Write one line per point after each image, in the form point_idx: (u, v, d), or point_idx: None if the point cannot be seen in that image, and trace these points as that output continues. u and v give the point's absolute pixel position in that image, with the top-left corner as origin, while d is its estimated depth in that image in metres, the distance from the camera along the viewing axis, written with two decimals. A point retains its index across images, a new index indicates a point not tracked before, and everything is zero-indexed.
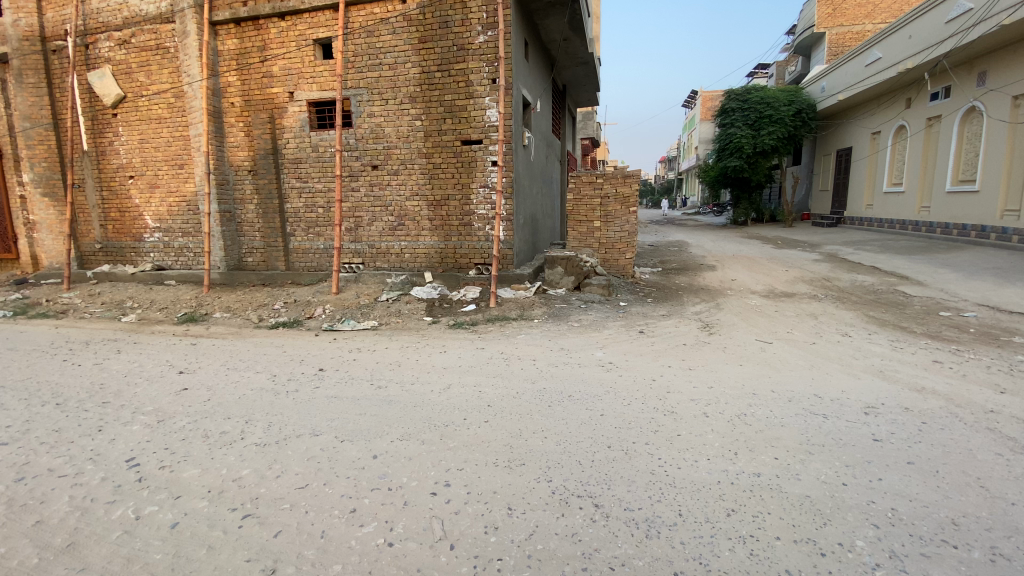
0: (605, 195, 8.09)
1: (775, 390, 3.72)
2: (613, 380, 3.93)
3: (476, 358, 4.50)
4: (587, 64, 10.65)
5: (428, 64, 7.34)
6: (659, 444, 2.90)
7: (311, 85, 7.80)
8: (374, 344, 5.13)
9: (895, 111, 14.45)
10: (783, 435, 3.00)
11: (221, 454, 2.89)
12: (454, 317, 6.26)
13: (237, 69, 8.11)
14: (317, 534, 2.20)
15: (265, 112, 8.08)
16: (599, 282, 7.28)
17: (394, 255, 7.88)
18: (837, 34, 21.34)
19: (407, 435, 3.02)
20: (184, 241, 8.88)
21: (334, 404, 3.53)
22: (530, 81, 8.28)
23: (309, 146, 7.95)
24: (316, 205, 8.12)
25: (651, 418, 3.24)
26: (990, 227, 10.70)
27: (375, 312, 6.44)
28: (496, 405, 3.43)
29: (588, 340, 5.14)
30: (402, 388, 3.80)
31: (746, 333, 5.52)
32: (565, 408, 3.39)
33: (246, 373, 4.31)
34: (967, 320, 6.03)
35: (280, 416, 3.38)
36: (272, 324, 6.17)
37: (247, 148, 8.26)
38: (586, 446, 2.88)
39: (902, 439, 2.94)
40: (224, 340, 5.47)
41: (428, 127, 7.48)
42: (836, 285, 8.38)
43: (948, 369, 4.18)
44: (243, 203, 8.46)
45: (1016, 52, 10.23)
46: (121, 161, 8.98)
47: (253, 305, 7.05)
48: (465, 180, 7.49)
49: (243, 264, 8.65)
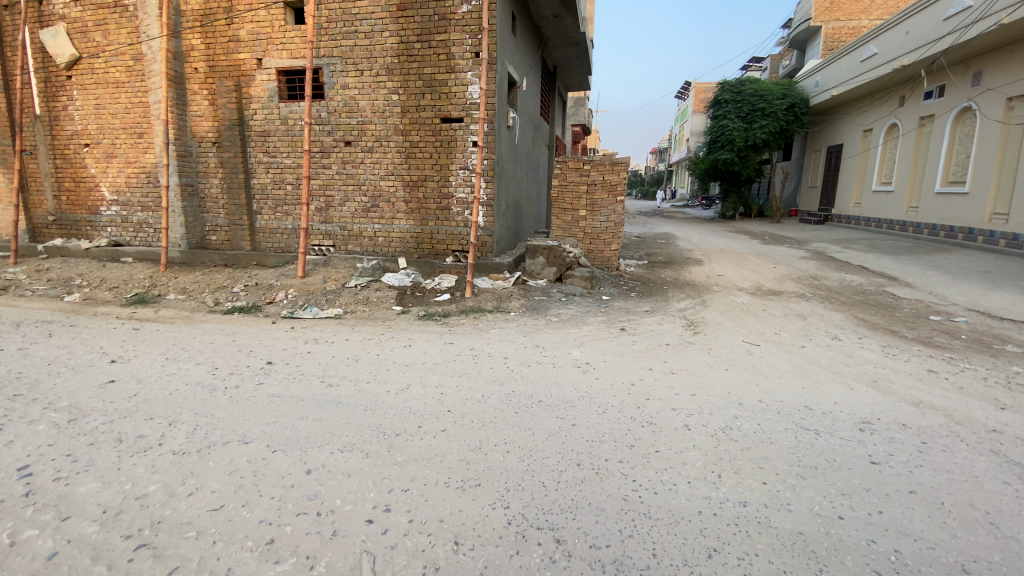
0: (592, 182, 7.72)
1: (763, 399, 3.42)
2: (588, 384, 3.59)
3: (442, 355, 4.12)
4: (579, 45, 10.20)
5: (406, 34, 6.84)
6: (635, 462, 2.58)
7: (281, 51, 7.26)
8: (334, 335, 4.72)
9: (888, 108, 14.24)
10: (771, 455, 2.70)
11: (130, 465, 2.51)
12: (425, 308, 5.87)
13: (202, 32, 7.50)
14: (219, 573, 1.83)
15: (231, 79, 7.52)
16: (581, 274, 6.94)
17: (367, 238, 7.44)
18: (833, 28, 21.04)
19: (350, 445, 2.65)
20: (144, 216, 8.30)
21: (274, 405, 3.15)
22: (516, 58, 7.79)
23: (278, 119, 7.43)
24: (285, 181, 7.61)
25: (628, 430, 2.92)
26: (977, 230, 10.59)
27: (341, 299, 6.01)
28: (456, 410, 3.08)
29: (566, 337, 4.80)
30: (356, 387, 3.43)
31: (733, 334, 5.23)
32: (534, 415, 3.05)
33: (185, 365, 3.89)
34: (957, 326, 5.82)
35: (210, 418, 2.98)
36: (227, 309, 5.71)
37: (211, 118, 7.70)
38: (552, 462, 2.55)
39: (901, 463, 2.66)
40: (170, 326, 5.01)
41: (406, 102, 7.00)
42: (823, 285, 8.15)
43: (944, 380, 3.93)
44: (206, 176, 7.91)
45: (1012, 53, 10.06)
46: (76, 128, 8.34)
47: (211, 287, 6.56)
48: (444, 161, 7.04)
49: (205, 242, 8.12)
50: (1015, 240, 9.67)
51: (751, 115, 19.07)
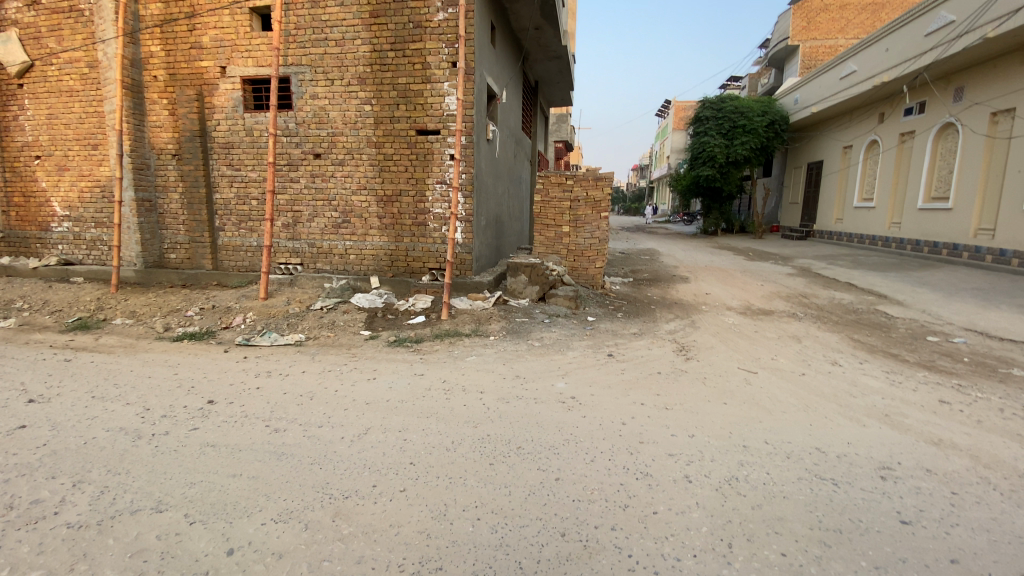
0: (575, 198, 7.41)
1: (769, 441, 3.05)
2: (573, 424, 3.19)
3: (410, 390, 3.67)
4: (561, 59, 10.00)
5: (380, 42, 6.49)
6: (630, 530, 2.17)
7: (246, 59, 6.85)
8: (290, 367, 4.23)
9: (868, 125, 14.33)
10: (787, 515, 2.31)
11: (10, 543, 2.01)
12: (396, 332, 5.43)
13: (162, 38, 7.06)
14: None
15: (192, 88, 7.08)
16: (565, 293, 6.59)
17: (337, 256, 6.99)
18: (810, 47, 21.40)
19: (288, 514, 2.20)
20: (97, 233, 7.72)
21: (205, 458, 2.67)
22: (495, 69, 7.45)
23: (243, 130, 6.99)
24: (249, 196, 7.14)
25: (620, 485, 2.52)
26: (962, 246, 10.53)
27: (305, 323, 5.53)
28: (421, 462, 2.64)
29: (549, 365, 4.40)
30: (304, 433, 2.96)
31: (728, 359, 4.88)
32: (512, 467, 2.63)
33: (112, 406, 3.37)
34: (957, 347, 5.58)
35: (124, 476, 2.49)
36: (176, 336, 5.18)
37: (171, 128, 7.22)
38: (532, 532, 2.13)
39: (934, 520, 2.30)
40: (107, 357, 4.48)
41: (380, 113, 6.62)
42: (814, 303, 7.91)
43: (960, 412, 3.61)
44: (165, 191, 7.40)
45: (995, 69, 10.10)
46: (26, 139, 7.77)
47: (163, 310, 6.03)
48: (420, 174, 6.66)
49: (164, 260, 7.58)
50: (1000, 256, 9.61)
51: (732, 131, 19.08)
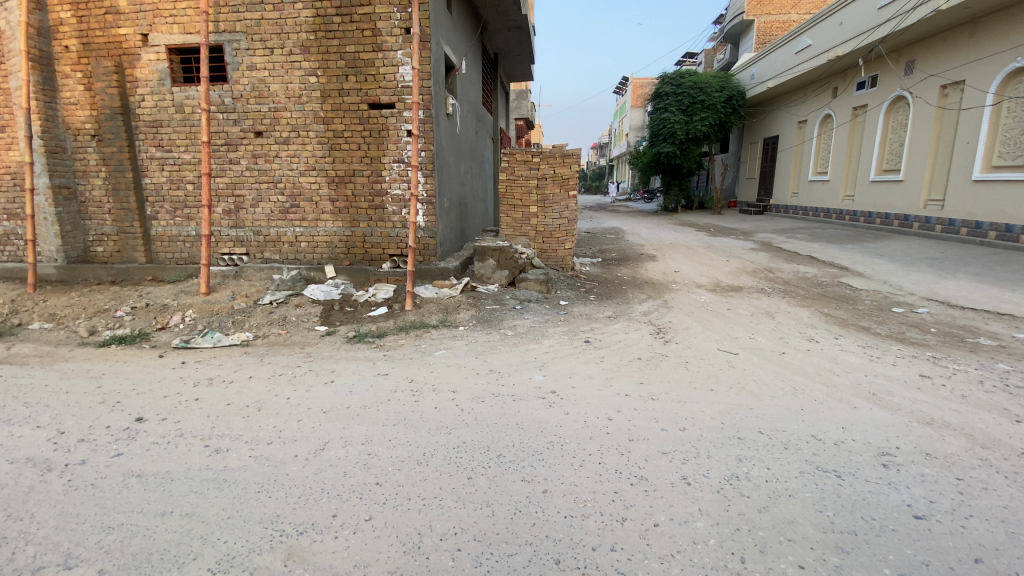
0: (542, 176, 7.06)
1: (762, 431, 2.86)
2: (556, 423, 2.91)
3: (374, 393, 3.30)
4: (520, 29, 9.52)
5: (324, 6, 5.88)
6: (633, 550, 1.91)
7: (170, 25, 6.09)
8: (235, 371, 3.77)
9: (822, 99, 14.52)
10: (797, 518, 2.11)
11: None
12: (356, 325, 5.01)
13: (71, 2, 6.20)
14: None
15: (110, 59, 6.26)
16: (536, 277, 6.31)
17: (287, 244, 6.45)
18: (765, 22, 21.54)
19: (229, 561, 1.83)
20: (10, 226, 6.84)
21: (127, 493, 2.24)
22: (452, 37, 6.93)
23: (172, 106, 6.27)
24: (184, 179, 6.45)
25: (614, 493, 2.26)
26: (913, 217, 10.84)
27: (252, 320, 5.02)
28: (388, 482, 2.30)
29: (525, 356, 4.10)
30: (251, 453, 2.56)
31: (706, 340, 4.72)
32: (493, 480, 2.33)
33: (17, 431, 2.85)
34: (922, 318, 5.64)
35: (25, 523, 2.05)
36: (102, 341, 4.58)
37: (88, 105, 6.40)
38: (522, 561, 1.84)
39: (947, 513, 2.15)
40: (17, 370, 3.88)
41: (326, 85, 6.04)
42: (780, 277, 7.92)
43: (944, 387, 3.54)
44: (86, 176, 6.60)
45: (946, 42, 10.29)
46: None
47: (88, 311, 5.39)
48: (375, 152, 6.15)
49: (90, 254, 6.81)
50: (950, 225, 9.94)
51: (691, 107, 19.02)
